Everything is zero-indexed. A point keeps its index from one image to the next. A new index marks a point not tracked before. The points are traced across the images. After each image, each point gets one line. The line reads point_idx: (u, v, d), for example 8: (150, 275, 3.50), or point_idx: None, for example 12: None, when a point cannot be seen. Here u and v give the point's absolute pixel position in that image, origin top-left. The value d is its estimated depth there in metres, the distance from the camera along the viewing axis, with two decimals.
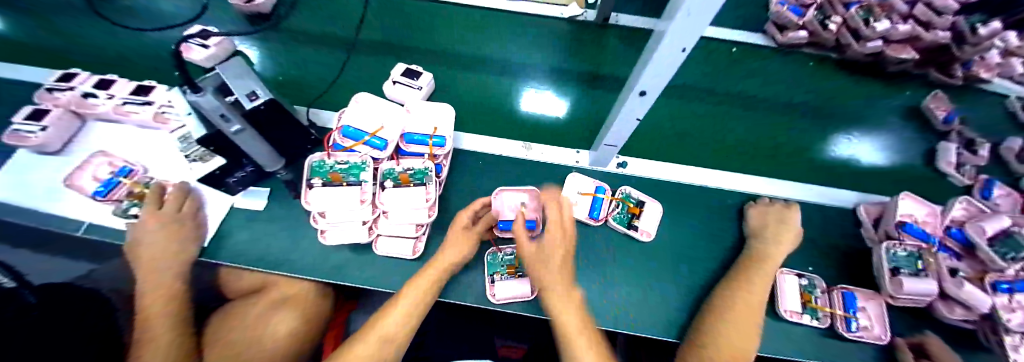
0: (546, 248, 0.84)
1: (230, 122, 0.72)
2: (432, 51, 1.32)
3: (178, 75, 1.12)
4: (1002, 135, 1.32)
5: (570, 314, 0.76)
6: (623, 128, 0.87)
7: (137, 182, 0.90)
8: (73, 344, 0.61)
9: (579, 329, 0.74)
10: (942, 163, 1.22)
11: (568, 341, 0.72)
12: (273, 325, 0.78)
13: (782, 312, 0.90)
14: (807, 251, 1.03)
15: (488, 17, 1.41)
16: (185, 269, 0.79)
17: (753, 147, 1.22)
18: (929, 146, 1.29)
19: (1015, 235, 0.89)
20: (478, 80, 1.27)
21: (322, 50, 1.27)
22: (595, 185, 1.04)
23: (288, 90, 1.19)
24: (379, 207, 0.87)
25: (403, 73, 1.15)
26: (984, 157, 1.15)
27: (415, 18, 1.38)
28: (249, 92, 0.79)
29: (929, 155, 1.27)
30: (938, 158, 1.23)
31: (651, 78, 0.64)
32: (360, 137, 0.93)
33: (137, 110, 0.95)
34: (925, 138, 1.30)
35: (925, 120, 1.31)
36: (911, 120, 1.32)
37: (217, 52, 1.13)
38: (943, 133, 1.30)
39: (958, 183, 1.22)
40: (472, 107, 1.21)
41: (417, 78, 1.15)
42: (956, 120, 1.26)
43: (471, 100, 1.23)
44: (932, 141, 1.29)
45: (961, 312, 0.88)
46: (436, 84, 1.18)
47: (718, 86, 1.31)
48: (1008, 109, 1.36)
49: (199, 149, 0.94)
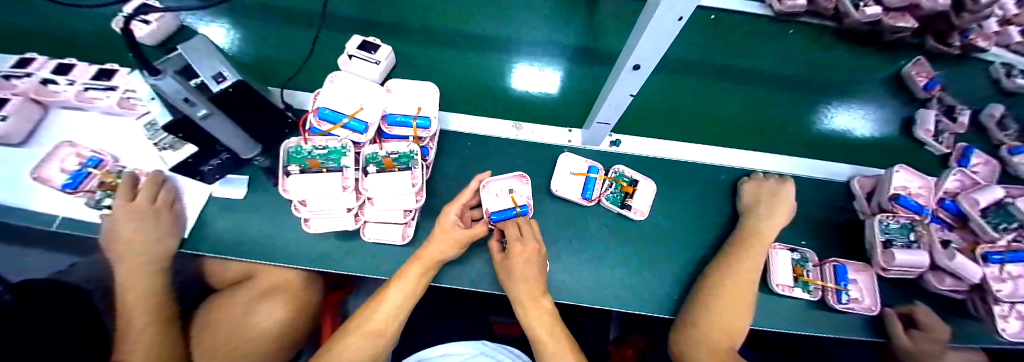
0: (513, 258, 0.85)
1: (196, 106, 0.70)
2: (427, 30, 1.28)
3: (133, 57, 1.12)
4: (986, 101, 1.44)
5: (532, 304, 0.83)
6: (618, 103, 0.89)
7: (107, 172, 0.97)
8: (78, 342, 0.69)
9: (549, 337, 0.81)
10: (920, 131, 1.29)
11: (539, 349, 0.81)
12: (265, 317, 0.90)
13: (775, 287, 0.99)
14: (801, 227, 1.13)
15: (473, 4, 1.35)
16: (170, 265, 0.88)
17: (743, 122, 1.27)
18: (909, 114, 1.36)
19: (1006, 206, 1.03)
20: (474, 60, 1.26)
21: (288, 24, 1.22)
22: (522, 203, 1.03)
23: (256, 70, 1.14)
24: (362, 193, 0.87)
25: (359, 46, 1.07)
26: (962, 125, 1.27)
27: (395, 8, 1.30)
28: (216, 74, 0.79)
29: (908, 123, 1.34)
30: (916, 126, 1.30)
31: (646, 51, 0.65)
32: (338, 119, 0.89)
33: (101, 97, 1.01)
34: (908, 107, 1.37)
35: (906, 89, 1.38)
36: (895, 91, 1.39)
37: (162, 29, 1.08)
38: (923, 100, 1.36)
39: (935, 151, 1.30)
40: (461, 90, 1.21)
41: (374, 51, 1.07)
42: (937, 88, 1.31)
43: (466, 83, 1.22)
44: (912, 110, 1.36)
45: (876, 307, 0.99)
46: (395, 58, 1.12)
47: (710, 59, 1.34)
48: (991, 77, 1.48)
49: (167, 138, 0.98)
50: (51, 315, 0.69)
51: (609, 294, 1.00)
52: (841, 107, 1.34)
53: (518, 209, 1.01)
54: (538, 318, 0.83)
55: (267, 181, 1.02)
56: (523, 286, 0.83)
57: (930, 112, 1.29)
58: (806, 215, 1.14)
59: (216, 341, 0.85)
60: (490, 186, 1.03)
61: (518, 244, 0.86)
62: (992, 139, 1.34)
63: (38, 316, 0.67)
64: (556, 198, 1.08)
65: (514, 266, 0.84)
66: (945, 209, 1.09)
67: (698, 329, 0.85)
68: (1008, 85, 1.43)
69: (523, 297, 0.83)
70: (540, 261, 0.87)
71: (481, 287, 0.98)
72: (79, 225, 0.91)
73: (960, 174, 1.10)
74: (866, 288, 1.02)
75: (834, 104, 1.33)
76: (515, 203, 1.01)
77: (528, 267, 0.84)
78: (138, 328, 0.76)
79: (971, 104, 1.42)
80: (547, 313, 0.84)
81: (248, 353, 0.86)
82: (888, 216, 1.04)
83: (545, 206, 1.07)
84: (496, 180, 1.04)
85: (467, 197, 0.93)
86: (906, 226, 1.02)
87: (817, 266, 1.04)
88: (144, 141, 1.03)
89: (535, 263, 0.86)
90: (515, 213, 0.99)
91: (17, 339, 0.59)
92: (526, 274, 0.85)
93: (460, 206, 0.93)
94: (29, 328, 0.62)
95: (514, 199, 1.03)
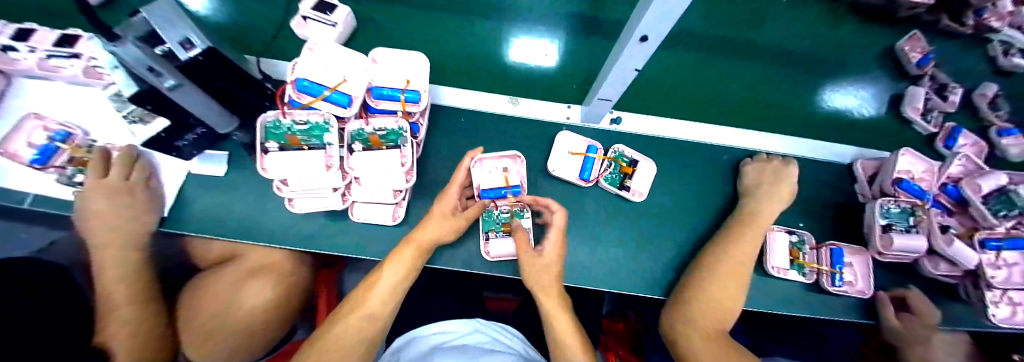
0: (544, 259, 0.81)
1: (163, 77, 0.63)
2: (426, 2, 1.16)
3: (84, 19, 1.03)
4: (979, 81, 1.37)
5: (551, 292, 0.80)
6: (621, 78, 0.82)
7: (78, 146, 0.91)
8: (73, 328, 0.62)
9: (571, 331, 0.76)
10: (908, 109, 1.23)
11: (558, 343, 0.75)
12: (252, 296, 0.91)
13: (770, 270, 0.98)
14: (800, 209, 1.11)
15: None
16: (149, 244, 0.84)
17: (740, 100, 1.21)
18: (897, 92, 1.30)
19: (1008, 193, 0.99)
20: (477, 36, 1.16)
21: None
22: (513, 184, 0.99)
23: (228, 37, 1.06)
24: (348, 173, 0.82)
25: (314, 6, 1.03)
26: (951, 104, 1.22)
27: None
28: (183, 39, 0.68)
29: (896, 100, 1.29)
30: (905, 103, 1.24)
31: (654, 21, 0.59)
32: (320, 92, 0.80)
33: (65, 65, 0.92)
34: (898, 84, 1.31)
35: (899, 62, 1.31)
36: (887, 66, 1.32)
37: None
38: (914, 76, 1.29)
39: (921, 131, 1.26)
40: (457, 71, 1.14)
41: (331, 12, 1.02)
42: (930, 65, 1.25)
43: (467, 58, 1.15)
44: (900, 87, 1.30)
45: (869, 290, 0.99)
46: (354, 19, 1.05)
47: (712, 32, 1.25)
48: (988, 55, 1.40)
49: (137, 110, 0.91)
50: (52, 316, 0.59)
51: (604, 276, 0.99)
52: (839, 87, 1.27)
53: (510, 189, 0.97)
54: (551, 306, 0.80)
55: (248, 158, 0.97)
56: (550, 273, 0.81)
57: (920, 89, 1.23)
58: (805, 198, 1.12)
59: (208, 323, 0.86)
60: (483, 165, 0.98)
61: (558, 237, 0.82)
62: (982, 119, 1.29)
63: (39, 316, 0.57)
64: (553, 178, 1.05)
65: (546, 258, 0.81)
66: (947, 194, 1.07)
67: (688, 309, 0.85)
68: (1003, 64, 1.36)
69: (546, 283, 0.81)
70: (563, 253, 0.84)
71: (476, 268, 0.97)
72: (54, 203, 0.87)
73: (964, 159, 1.06)
74: (861, 271, 1.02)
75: (839, 85, 1.27)
76: (508, 184, 0.97)
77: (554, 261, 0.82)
78: (120, 313, 0.72)
79: (965, 83, 1.36)
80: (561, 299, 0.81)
81: (229, 334, 0.87)
82: (890, 200, 1.01)
83: (540, 186, 1.04)
84: (490, 160, 0.99)
85: (462, 177, 0.88)
86: (906, 210, 1.00)
87: (814, 249, 1.03)
88: (113, 114, 0.95)
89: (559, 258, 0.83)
90: (507, 193, 0.96)
91: (18, 342, 0.51)
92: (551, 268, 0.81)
93: (458, 188, 0.88)
94: (29, 329, 0.53)
95: (507, 179, 0.98)
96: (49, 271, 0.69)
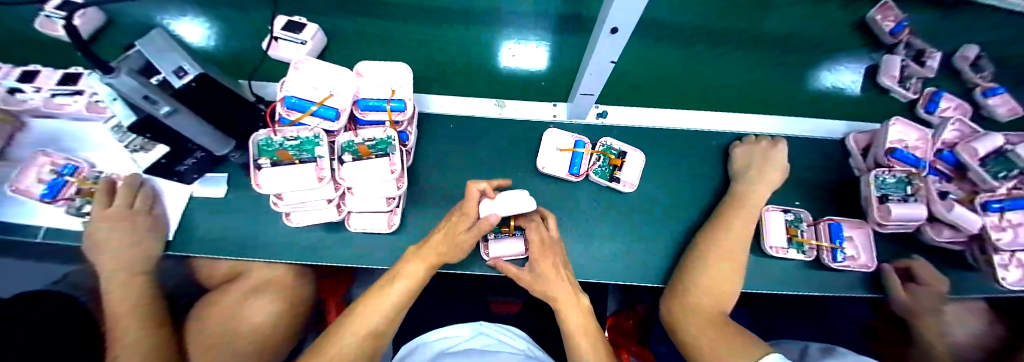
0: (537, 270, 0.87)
1: (158, 104, 0.65)
2: (420, 11, 1.20)
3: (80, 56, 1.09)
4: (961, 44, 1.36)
5: (561, 298, 0.83)
6: (600, 71, 0.84)
7: (85, 178, 0.96)
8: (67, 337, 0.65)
9: (582, 330, 0.79)
10: (885, 77, 1.23)
11: (572, 341, 0.78)
12: (256, 312, 0.89)
13: (768, 250, 0.97)
14: (793, 187, 1.10)
15: None
16: (153, 267, 0.87)
17: (724, 84, 1.22)
18: (873, 63, 1.29)
19: (1006, 154, 0.97)
20: (466, 39, 1.20)
21: (242, 9, 1.15)
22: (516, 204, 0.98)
23: (218, 64, 1.11)
24: (341, 184, 0.84)
25: (285, 27, 1.09)
26: (928, 69, 1.19)
27: None
28: (176, 68, 0.73)
29: (873, 70, 1.28)
30: (881, 72, 1.24)
31: (619, 11, 0.60)
32: (307, 107, 0.84)
33: (69, 102, 0.98)
34: (875, 55, 1.30)
35: (872, 32, 1.30)
36: (862, 37, 1.31)
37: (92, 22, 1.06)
38: (891, 45, 1.29)
39: (902, 97, 1.24)
40: (456, 71, 1.17)
41: (300, 31, 1.07)
42: (904, 32, 1.24)
43: (462, 61, 1.18)
44: (877, 57, 1.29)
45: (872, 263, 0.97)
46: (324, 37, 1.10)
47: (691, 21, 1.26)
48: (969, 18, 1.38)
49: (137, 139, 0.94)
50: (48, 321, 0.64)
51: (598, 270, 0.99)
52: (822, 63, 1.27)
53: None
54: (563, 307, 0.82)
55: (246, 178, 1.00)
56: (560, 281, 0.85)
57: (895, 58, 1.23)
58: (797, 176, 1.11)
59: (211, 334, 0.82)
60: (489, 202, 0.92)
61: (549, 255, 0.88)
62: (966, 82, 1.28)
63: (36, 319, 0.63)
64: (543, 176, 1.07)
65: (540, 269, 0.87)
66: (943, 160, 1.05)
67: (692, 297, 0.84)
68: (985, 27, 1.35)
69: (557, 290, 0.84)
70: (562, 260, 0.89)
71: (473, 270, 0.99)
72: (64, 234, 0.91)
73: (958, 123, 1.05)
74: (863, 245, 1.00)
75: (821, 61, 1.27)
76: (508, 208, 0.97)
77: (552, 268, 0.87)
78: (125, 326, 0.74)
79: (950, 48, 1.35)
80: (580, 304, 0.83)
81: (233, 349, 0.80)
82: (884, 170, 1.01)
83: (530, 184, 1.06)
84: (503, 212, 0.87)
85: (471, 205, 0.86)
86: (902, 180, 0.99)
87: (812, 225, 1.02)
88: (115, 145, 1.00)
89: (559, 263, 0.88)
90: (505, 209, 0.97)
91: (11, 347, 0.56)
92: (555, 282, 0.85)
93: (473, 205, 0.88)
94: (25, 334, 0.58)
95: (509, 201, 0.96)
96: (53, 308, 0.69)
